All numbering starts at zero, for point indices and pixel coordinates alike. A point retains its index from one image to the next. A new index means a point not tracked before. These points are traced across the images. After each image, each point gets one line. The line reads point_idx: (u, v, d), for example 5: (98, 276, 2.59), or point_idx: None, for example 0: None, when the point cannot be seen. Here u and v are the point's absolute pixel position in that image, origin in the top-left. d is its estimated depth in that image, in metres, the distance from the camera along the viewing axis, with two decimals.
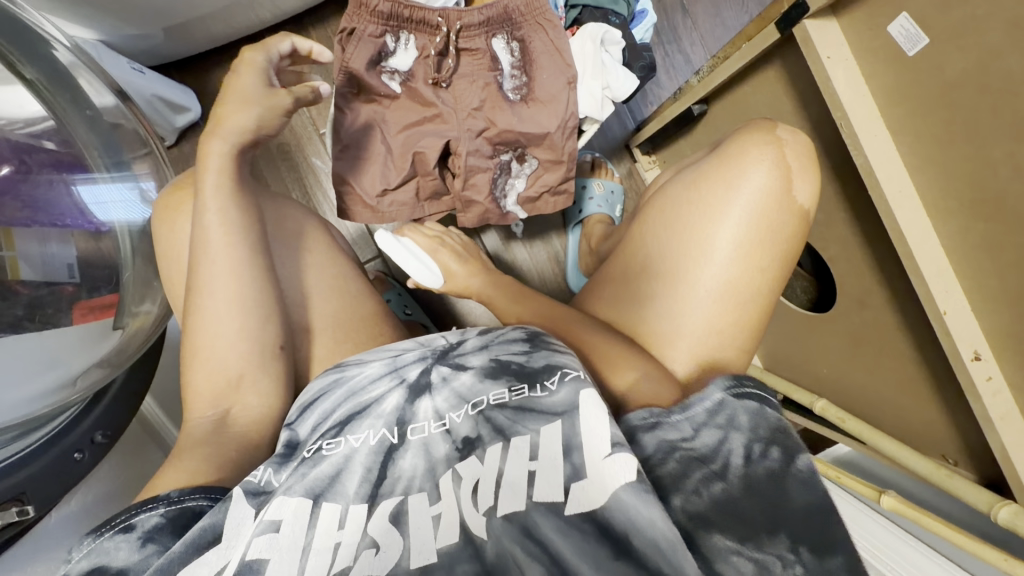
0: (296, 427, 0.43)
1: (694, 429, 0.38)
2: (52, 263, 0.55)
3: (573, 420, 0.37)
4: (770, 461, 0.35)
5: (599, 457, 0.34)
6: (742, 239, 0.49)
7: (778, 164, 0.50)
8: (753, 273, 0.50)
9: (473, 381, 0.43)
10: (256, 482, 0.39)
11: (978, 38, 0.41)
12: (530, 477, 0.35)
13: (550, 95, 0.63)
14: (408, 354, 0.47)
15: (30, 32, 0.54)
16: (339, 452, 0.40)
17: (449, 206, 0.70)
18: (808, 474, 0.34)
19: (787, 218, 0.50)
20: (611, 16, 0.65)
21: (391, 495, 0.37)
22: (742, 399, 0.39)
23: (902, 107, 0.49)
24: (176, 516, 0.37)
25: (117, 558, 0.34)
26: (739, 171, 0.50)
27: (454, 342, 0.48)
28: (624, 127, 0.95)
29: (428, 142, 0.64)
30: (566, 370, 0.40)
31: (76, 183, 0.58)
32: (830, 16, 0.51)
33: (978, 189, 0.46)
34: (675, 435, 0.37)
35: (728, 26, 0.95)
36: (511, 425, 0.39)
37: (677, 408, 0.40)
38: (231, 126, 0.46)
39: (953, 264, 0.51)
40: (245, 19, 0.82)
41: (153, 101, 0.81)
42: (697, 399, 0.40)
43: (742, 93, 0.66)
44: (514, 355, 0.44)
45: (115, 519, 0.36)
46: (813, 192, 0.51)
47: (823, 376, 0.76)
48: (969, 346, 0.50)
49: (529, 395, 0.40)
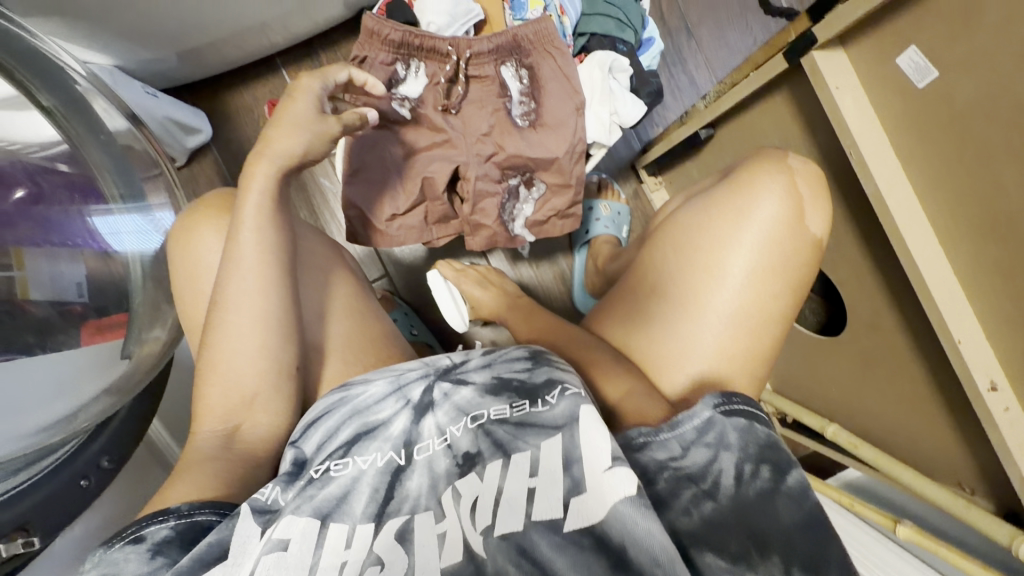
0: (302, 445, 0.43)
1: (683, 448, 0.38)
2: (61, 283, 0.56)
3: (572, 434, 0.37)
4: (761, 481, 0.35)
5: (599, 470, 0.35)
6: (756, 265, 0.49)
7: (791, 194, 0.50)
8: (765, 298, 0.49)
9: (473, 396, 0.43)
10: (263, 499, 0.39)
11: (986, 69, 0.41)
12: (528, 495, 0.36)
13: (558, 120, 0.64)
14: (411, 371, 0.46)
15: (45, 60, 0.55)
16: (348, 473, 0.40)
17: (457, 229, 0.70)
18: (798, 490, 0.35)
19: (801, 242, 0.50)
20: (619, 44, 0.67)
21: (398, 514, 0.38)
22: (731, 416, 0.38)
23: (912, 137, 0.49)
24: (184, 531, 0.37)
25: (125, 569, 0.35)
26: (747, 200, 0.50)
27: (458, 361, 0.47)
28: (630, 149, 0.95)
29: (438, 167, 0.65)
30: (566, 386, 0.41)
31: (91, 214, 0.59)
32: (837, 46, 0.52)
33: (991, 220, 0.45)
34: (663, 454, 0.38)
35: (732, 47, 0.95)
36: (510, 441, 0.39)
37: (665, 425, 0.39)
38: (278, 151, 0.47)
39: (967, 294, 0.50)
40: (257, 43, 0.84)
41: (165, 123, 0.82)
42: (684, 417, 0.39)
43: (748, 116, 0.67)
44: (516, 372, 0.44)
45: (128, 529, 0.37)
46: (824, 222, 0.51)
47: (835, 400, 0.75)
48: (985, 375, 0.50)
49: (530, 410, 0.40)
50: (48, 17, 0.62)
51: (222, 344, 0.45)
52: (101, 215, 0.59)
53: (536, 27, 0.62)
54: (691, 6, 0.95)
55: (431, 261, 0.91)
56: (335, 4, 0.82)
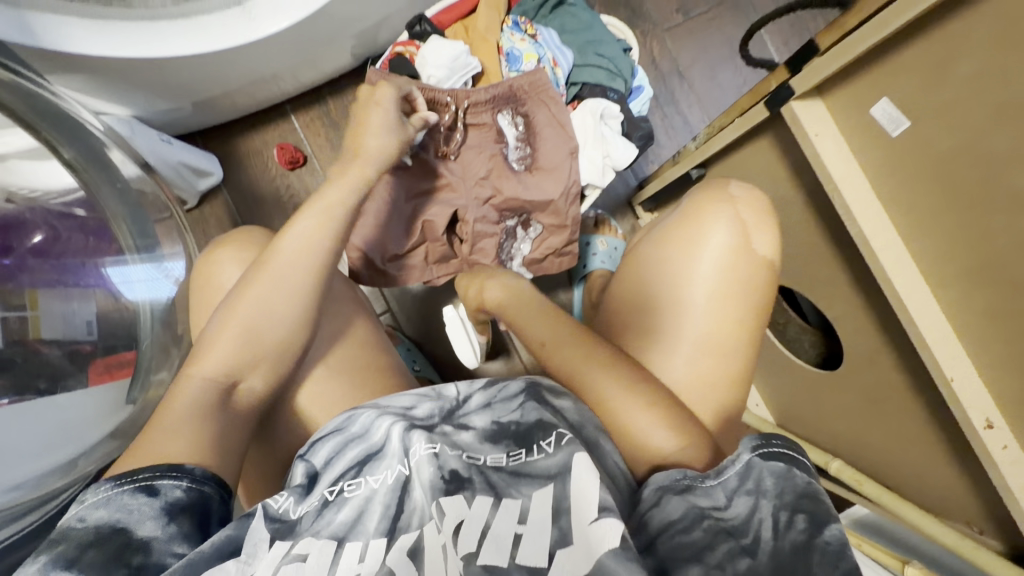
0: (310, 458, 0.44)
1: (727, 497, 0.35)
2: (73, 322, 0.59)
3: (564, 485, 0.37)
4: (800, 534, 0.31)
5: (585, 523, 0.34)
6: (713, 291, 0.51)
7: (734, 220, 0.52)
8: (730, 324, 0.50)
9: (472, 442, 0.43)
10: (275, 508, 0.40)
11: (958, 119, 0.44)
12: (515, 539, 0.35)
13: (553, 164, 0.67)
14: (418, 407, 0.46)
15: (68, 118, 0.57)
16: (360, 494, 0.40)
17: (457, 268, 0.71)
18: (837, 547, 0.30)
19: (754, 267, 0.52)
20: (609, 93, 0.70)
21: (408, 530, 0.38)
22: (769, 459, 0.35)
23: (893, 181, 0.51)
24: (194, 500, 0.37)
25: (135, 522, 0.35)
26: (698, 230, 0.52)
27: (462, 399, 0.46)
28: (627, 186, 0.98)
29: (437, 210, 0.68)
30: (564, 432, 0.40)
31: (105, 266, 0.63)
32: (816, 96, 0.54)
33: (975, 259, 0.47)
34: (706, 501, 0.35)
35: (723, 88, 0.99)
36: (504, 485, 0.39)
37: (711, 472, 0.37)
38: (371, 151, 0.54)
39: (957, 331, 0.51)
40: (268, 91, 0.88)
41: (179, 168, 0.86)
42: (729, 461, 0.36)
43: (738, 157, 0.69)
44: (514, 416, 0.43)
45: (141, 475, 0.37)
46: (771, 242, 0.53)
47: (840, 435, 0.74)
48: (980, 413, 0.50)
49: (526, 458, 0.39)
50: (71, 73, 0.65)
51: (206, 359, 0.46)
52: (115, 267, 0.63)
53: (530, 78, 0.66)
54: (681, 51, 0.99)
55: (433, 296, 0.93)
56: (343, 54, 0.86)
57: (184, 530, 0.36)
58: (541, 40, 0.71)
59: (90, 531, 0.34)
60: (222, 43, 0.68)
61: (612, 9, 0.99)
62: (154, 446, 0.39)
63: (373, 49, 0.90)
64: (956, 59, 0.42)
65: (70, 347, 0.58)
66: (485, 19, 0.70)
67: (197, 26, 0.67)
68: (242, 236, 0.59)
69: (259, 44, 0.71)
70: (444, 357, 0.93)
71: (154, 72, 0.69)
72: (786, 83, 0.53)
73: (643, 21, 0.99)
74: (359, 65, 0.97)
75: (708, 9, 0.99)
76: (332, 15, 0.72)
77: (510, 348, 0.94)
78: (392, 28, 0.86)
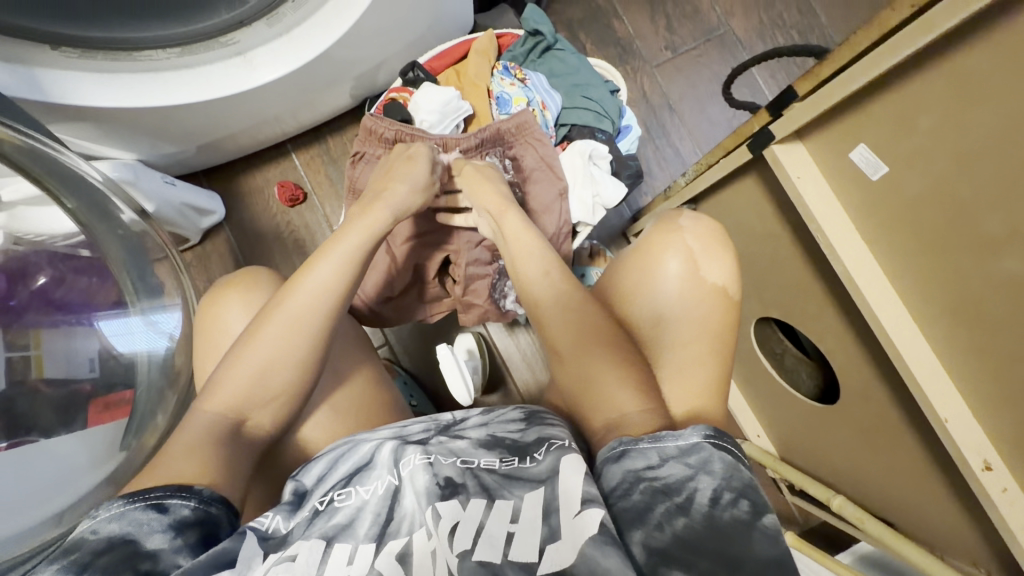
0: (302, 478, 0.45)
1: (661, 459, 0.38)
2: (76, 358, 0.61)
3: (553, 486, 0.38)
4: (739, 511, 0.34)
5: (571, 516, 0.36)
6: (680, 317, 0.52)
7: (685, 252, 0.53)
8: (704, 344, 0.51)
9: (467, 447, 0.45)
10: (264, 528, 0.40)
11: (926, 166, 0.45)
12: (507, 539, 0.36)
13: (543, 205, 0.71)
14: (413, 426, 0.49)
15: (66, 169, 0.58)
16: (351, 503, 0.41)
17: (451, 306, 0.78)
18: (773, 530, 0.33)
19: (711, 296, 0.52)
20: (597, 133, 0.76)
21: (398, 536, 0.39)
22: (720, 449, 0.38)
23: (877, 221, 0.51)
24: (202, 518, 0.38)
25: (144, 535, 0.35)
26: (651, 263, 0.54)
27: (457, 419, 0.49)
28: (621, 217, 0.99)
29: (430, 254, 0.73)
30: (553, 440, 0.42)
31: (97, 320, 0.63)
32: (796, 139, 0.55)
33: (958, 301, 0.47)
34: (641, 463, 0.38)
35: (713, 121, 1.01)
36: (496, 487, 0.40)
37: (647, 437, 0.39)
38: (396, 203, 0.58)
39: (948, 370, 0.51)
40: (270, 132, 0.91)
41: (182, 208, 0.88)
42: (670, 433, 0.39)
43: (725, 193, 0.70)
44: (509, 432, 0.45)
45: (153, 492, 0.37)
46: (724, 272, 0.53)
47: (841, 470, 0.73)
48: (977, 454, 0.49)
49: (518, 465, 0.41)
50: (78, 123, 0.68)
51: (217, 395, 0.46)
52: (108, 318, 0.62)
53: (516, 121, 0.70)
54: (671, 86, 1.02)
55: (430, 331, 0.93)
56: (341, 97, 0.89)
57: (188, 545, 0.36)
58: (530, 83, 0.77)
59: (101, 542, 0.34)
60: (222, 91, 0.70)
61: (602, 47, 1.02)
62: (164, 471, 0.40)
63: (371, 91, 0.93)
64: (920, 111, 0.43)
65: (70, 387, 0.60)
66: (476, 67, 0.77)
67: (199, 76, 0.70)
68: (249, 277, 0.60)
69: (259, 91, 0.73)
70: (441, 390, 0.93)
71: (159, 121, 0.72)
72: (767, 126, 0.54)
73: (632, 58, 1.02)
74: (357, 105, 0.99)
75: (695, 46, 1.02)
76: (329, 62, 0.75)
77: (506, 379, 0.94)
78: (388, 71, 0.88)
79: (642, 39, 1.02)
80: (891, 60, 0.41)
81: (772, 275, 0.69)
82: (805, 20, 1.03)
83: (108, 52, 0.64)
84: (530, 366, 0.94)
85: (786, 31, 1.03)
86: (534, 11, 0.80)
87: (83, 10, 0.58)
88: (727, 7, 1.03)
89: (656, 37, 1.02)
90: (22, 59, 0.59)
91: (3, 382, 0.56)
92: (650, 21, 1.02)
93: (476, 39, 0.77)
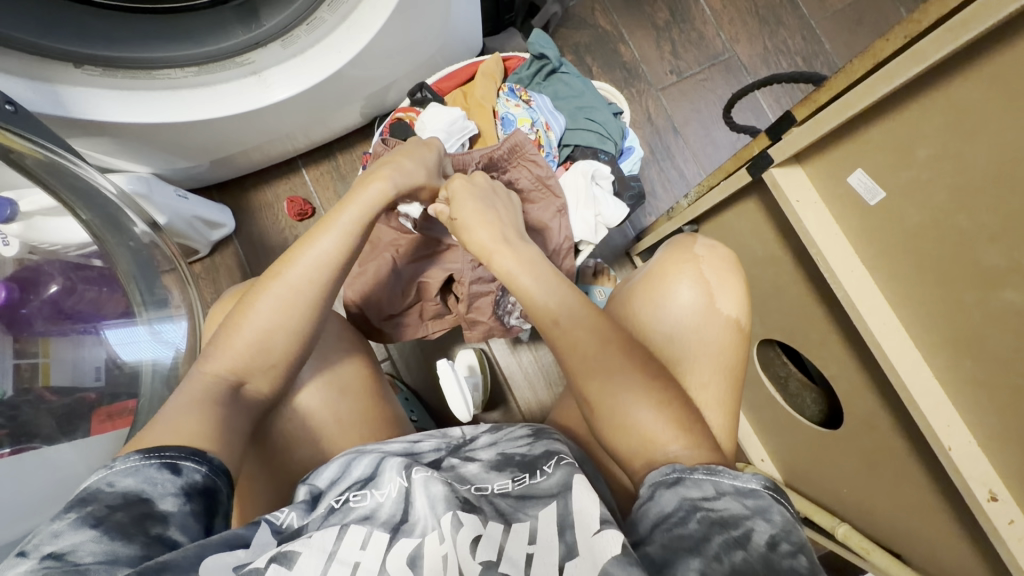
0: (315, 481, 0.45)
1: (717, 491, 0.36)
2: (82, 368, 0.62)
3: (566, 500, 0.39)
4: (798, 562, 0.32)
5: (589, 534, 0.36)
6: (701, 353, 0.52)
7: (700, 279, 0.54)
8: (720, 380, 0.51)
9: (479, 471, 0.44)
10: (279, 521, 0.40)
11: (924, 197, 0.45)
12: (527, 560, 0.36)
13: (542, 224, 0.72)
14: (424, 443, 0.49)
15: (85, 183, 0.61)
16: (366, 504, 0.40)
17: (453, 323, 0.79)
18: None
19: (720, 328, 0.53)
20: (600, 153, 0.79)
21: (410, 536, 0.38)
22: (779, 500, 0.36)
23: (874, 247, 0.52)
24: (209, 487, 0.38)
25: (157, 496, 0.35)
26: (662, 287, 0.54)
27: (468, 437, 0.50)
28: (625, 237, 0.99)
29: (433, 273, 0.75)
30: (562, 456, 0.43)
31: (105, 330, 0.64)
32: (795, 163, 0.56)
33: (957, 326, 0.47)
34: (697, 493, 0.37)
35: (717, 143, 1.02)
36: (512, 511, 0.39)
37: (702, 467, 0.38)
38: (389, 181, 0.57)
39: (951, 398, 0.50)
40: (282, 148, 0.93)
41: (193, 221, 0.90)
42: (727, 470, 0.38)
43: (727, 215, 0.71)
44: (518, 447, 0.46)
45: (168, 452, 0.37)
46: (737, 304, 0.54)
47: (845, 497, 0.71)
48: (983, 485, 0.48)
49: (531, 482, 0.41)
50: (97, 137, 0.69)
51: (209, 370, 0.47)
52: (115, 326, 0.64)
53: (510, 143, 0.71)
54: (675, 108, 1.03)
55: (433, 346, 0.94)
56: (353, 115, 0.91)
57: (196, 512, 0.36)
58: (535, 105, 0.78)
59: (117, 496, 0.34)
60: (236, 108, 0.72)
61: (608, 69, 1.04)
62: None
63: (381, 109, 0.95)
64: (917, 143, 0.44)
65: (76, 395, 0.61)
66: (483, 88, 0.79)
67: (217, 94, 0.72)
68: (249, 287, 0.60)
69: (272, 109, 0.75)
70: (442, 406, 0.93)
71: (177, 136, 0.74)
72: (766, 150, 0.55)
73: (637, 81, 1.04)
74: (368, 124, 1.02)
75: (699, 71, 1.04)
76: (341, 82, 0.77)
77: (507, 397, 0.94)
78: (398, 91, 0.90)
79: (647, 63, 1.04)
80: (885, 88, 0.42)
81: (774, 297, 0.69)
82: (808, 46, 1.05)
83: (129, 71, 0.66)
84: (532, 384, 0.94)
85: (791, 57, 1.05)
86: (540, 35, 0.82)
87: (107, 31, 0.63)
88: (731, 33, 1.05)
89: (661, 61, 1.04)
90: (45, 77, 0.62)
91: (10, 388, 0.57)
92: (655, 46, 1.05)
93: (482, 62, 0.81)
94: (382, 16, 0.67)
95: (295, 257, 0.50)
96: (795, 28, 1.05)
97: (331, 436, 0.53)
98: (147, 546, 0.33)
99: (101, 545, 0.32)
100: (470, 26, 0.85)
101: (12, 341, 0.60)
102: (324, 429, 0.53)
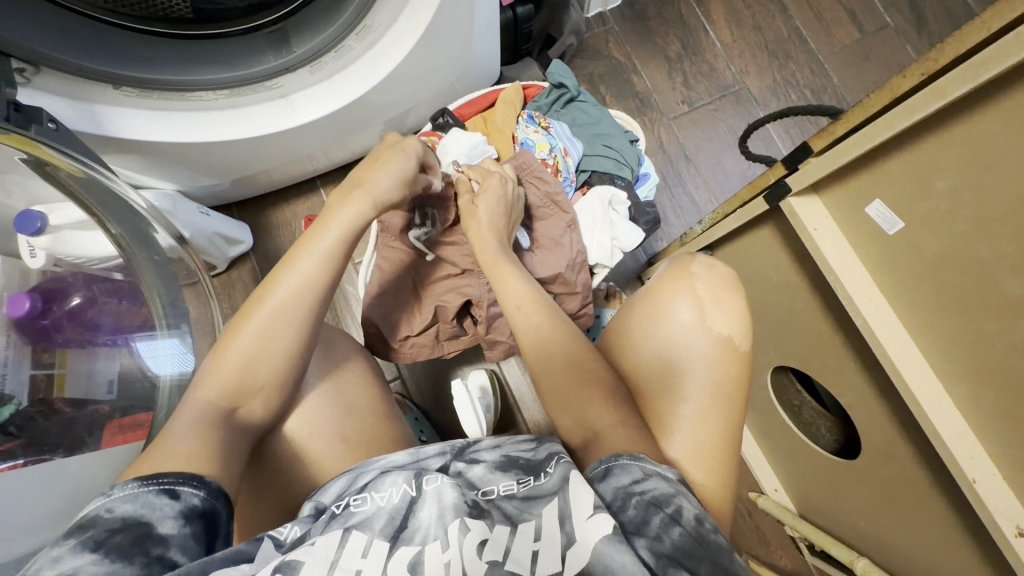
0: (320, 496, 0.44)
1: (645, 474, 0.40)
2: (95, 381, 0.62)
3: (565, 495, 0.38)
4: (717, 536, 0.37)
5: (583, 519, 0.36)
6: (705, 379, 0.51)
7: (692, 298, 0.54)
8: (735, 406, 0.51)
9: (484, 473, 0.43)
10: (281, 536, 0.39)
11: (945, 227, 0.46)
12: (532, 557, 0.35)
13: (554, 241, 0.74)
14: (429, 447, 0.47)
15: (119, 199, 0.64)
16: (366, 508, 0.39)
17: (469, 343, 0.80)
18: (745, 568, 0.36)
19: (716, 347, 0.52)
20: (617, 179, 0.80)
21: (410, 543, 0.37)
22: (687, 486, 0.41)
23: (891, 275, 0.53)
24: (208, 510, 0.38)
25: (156, 519, 0.35)
26: (660, 307, 0.54)
27: (471, 440, 0.47)
28: (637, 261, 1.01)
29: (450, 296, 0.76)
30: (561, 455, 0.43)
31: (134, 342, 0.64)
32: (811, 193, 0.57)
33: (977, 356, 0.47)
34: (626, 478, 0.40)
35: (728, 171, 1.04)
36: (518, 513, 0.39)
37: (626, 453, 0.42)
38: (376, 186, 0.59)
39: (973, 427, 0.50)
40: (303, 168, 0.95)
41: (213, 237, 0.92)
42: (650, 459, 0.42)
43: (743, 241, 0.71)
44: (522, 451, 0.45)
45: (165, 479, 0.38)
46: (730, 323, 0.53)
47: (863, 529, 0.70)
48: (1009, 519, 0.48)
49: (534, 484, 0.40)
50: (127, 155, 0.72)
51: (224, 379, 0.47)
52: (141, 340, 0.64)
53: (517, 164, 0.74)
54: (687, 137, 1.05)
55: (444, 366, 0.94)
56: (372, 138, 0.93)
57: (196, 534, 0.36)
58: (554, 131, 0.82)
59: (115, 520, 0.34)
60: (259, 131, 0.74)
61: (621, 98, 1.07)
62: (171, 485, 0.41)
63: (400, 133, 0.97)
64: (936, 174, 0.45)
65: (89, 407, 0.61)
66: (503, 115, 0.82)
67: (244, 115, 0.74)
68: None
69: (298, 130, 0.77)
70: (451, 426, 0.92)
71: (203, 155, 0.76)
72: (783, 179, 0.56)
73: (650, 110, 1.06)
74: None
75: (710, 101, 1.07)
76: (364, 106, 0.79)
77: (517, 419, 0.93)
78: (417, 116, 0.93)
79: (660, 93, 1.07)
80: (904, 122, 0.43)
81: (789, 324, 0.69)
82: (817, 80, 1.08)
83: (163, 92, 0.68)
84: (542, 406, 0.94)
85: (800, 89, 1.07)
86: (559, 65, 0.85)
87: (134, 49, 0.65)
88: (742, 66, 1.08)
89: (673, 92, 1.07)
90: (84, 96, 0.64)
91: (26, 399, 0.58)
92: (668, 77, 1.08)
93: (503, 90, 0.83)
94: (407, 44, 0.70)
95: (287, 264, 0.52)
96: (804, 63, 1.08)
97: (346, 452, 0.53)
98: (149, 566, 0.33)
99: (101, 567, 0.31)
100: (491, 56, 0.88)
101: (30, 351, 0.60)
102: (337, 447, 0.53)
